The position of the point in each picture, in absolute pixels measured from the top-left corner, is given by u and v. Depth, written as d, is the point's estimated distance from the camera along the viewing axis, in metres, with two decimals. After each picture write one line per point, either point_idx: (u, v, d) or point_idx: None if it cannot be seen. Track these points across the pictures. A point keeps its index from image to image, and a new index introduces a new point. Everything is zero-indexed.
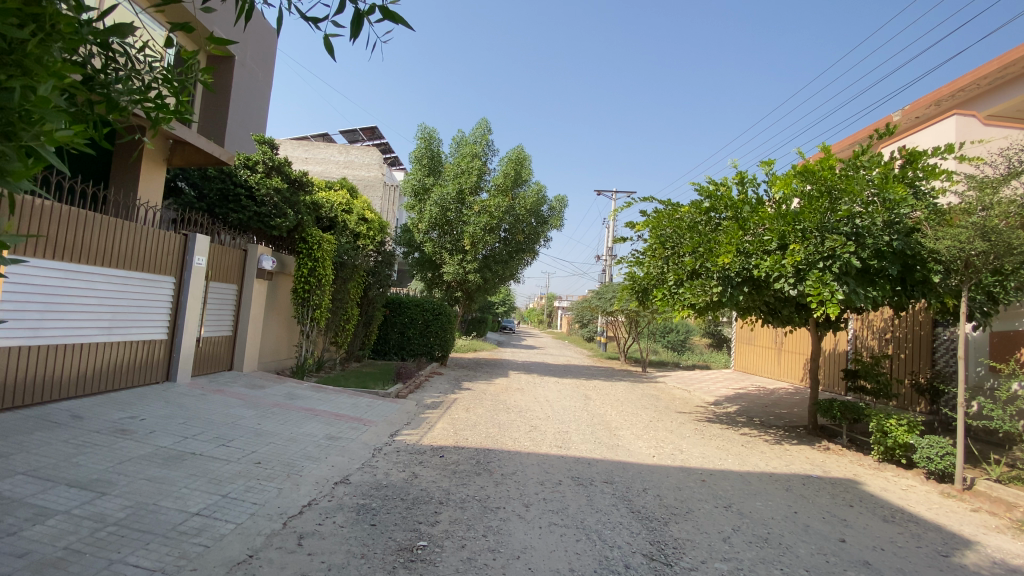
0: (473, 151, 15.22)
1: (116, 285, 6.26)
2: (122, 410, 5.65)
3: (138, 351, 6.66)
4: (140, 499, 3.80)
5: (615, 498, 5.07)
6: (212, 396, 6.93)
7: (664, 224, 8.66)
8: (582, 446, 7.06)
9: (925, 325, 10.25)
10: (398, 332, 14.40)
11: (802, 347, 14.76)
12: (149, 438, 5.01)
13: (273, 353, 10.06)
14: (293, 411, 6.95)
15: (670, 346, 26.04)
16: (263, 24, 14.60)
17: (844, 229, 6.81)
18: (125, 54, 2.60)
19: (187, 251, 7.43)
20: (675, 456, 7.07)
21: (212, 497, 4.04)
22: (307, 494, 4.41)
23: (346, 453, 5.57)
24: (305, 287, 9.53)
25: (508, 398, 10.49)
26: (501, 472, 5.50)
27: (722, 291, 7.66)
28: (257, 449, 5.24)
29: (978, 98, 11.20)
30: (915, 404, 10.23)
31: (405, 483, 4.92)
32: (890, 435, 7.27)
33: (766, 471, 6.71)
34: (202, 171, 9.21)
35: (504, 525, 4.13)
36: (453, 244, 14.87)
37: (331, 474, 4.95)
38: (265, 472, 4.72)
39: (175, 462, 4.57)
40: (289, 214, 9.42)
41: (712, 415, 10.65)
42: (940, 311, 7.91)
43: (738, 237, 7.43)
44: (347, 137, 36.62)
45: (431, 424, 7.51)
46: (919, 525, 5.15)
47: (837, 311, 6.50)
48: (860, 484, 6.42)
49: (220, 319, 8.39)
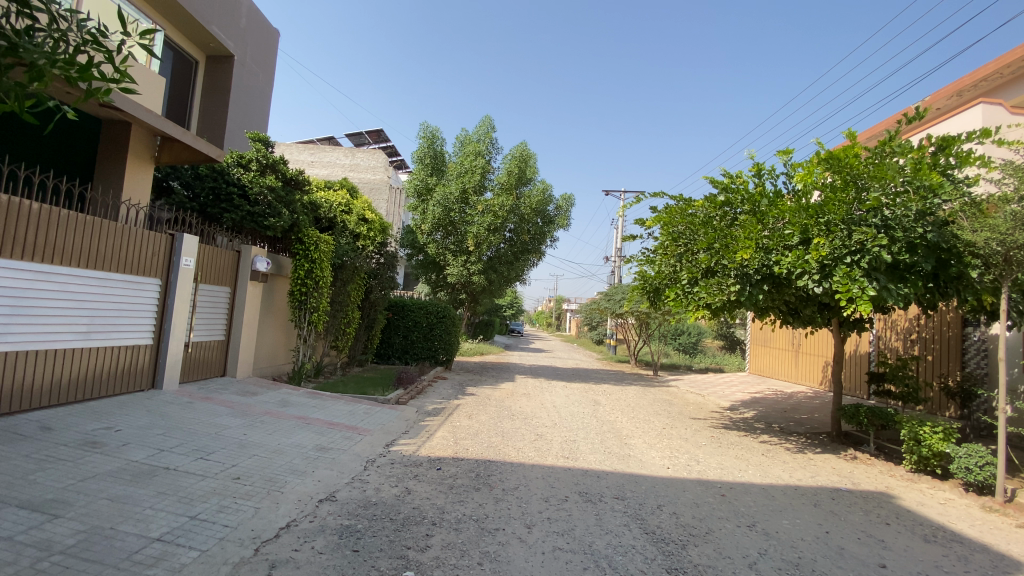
0: (476, 149, 14.83)
1: (95, 288, 5.92)
2: (97, 421, 5.30)
3: (120, 358, 6.31)
4: (96, 523, 3.42)
5: (628, 517, 4.60)
6: (198, 404, 6.56)
7: (675, 220, 8.18)
8: (592, 457, 6.59)
9: (954, 325, 9.69)
10: (402, 335, 14.02)
11: (821, 349, 14.17)
12: (121, 452, 4.65)
13: (269, 358, 9.72)
14: (284, 420, 6.57)
15: (681, 348, 25.55)
16: (263, 24, 14.35)
17: (872, 221, 6.38)
18: (47, 12, 2.24)
19: (175, 252, 7.09)
20: (691, 467, 6.60)
21: (178, 519, 3.65)
22: (286, 514, 4.00)
23: (335, 467, 5.18)
24: (302, 289, 9.19)
25: (514, 404, 10.05)
26: (503, 487, 5.07)
27: (739, 289, 7.23)
28: (238, 463, 4.85)
29: (1002, 87, 10.51)
30: (944, 409, 9.69)
31: (397, 500, 4.49)
32: (923, 443, 6.72)
33: (790, 483, 6.20)
34: (195, 169, 8.86)
35: (502, 551, 3.69)
36: (457, 245, 14.48)
37: (316, 490, 4.55)
38: (244, 489, 4.32)
39: (144, 478, 4.20)
40: (284, 214, 9.06)
41: (728, 421, 10.12)
42: (974, 308, 7.36)
43: (757, 231, 6.96)
44: (353, 142, 36.64)
45: (431, 433, 7.10)
46: (964, 546, 4.61)
47: (868, 308, 5.98)
48: (894, 498, 5.89)
49: (212, 323, 8.04)
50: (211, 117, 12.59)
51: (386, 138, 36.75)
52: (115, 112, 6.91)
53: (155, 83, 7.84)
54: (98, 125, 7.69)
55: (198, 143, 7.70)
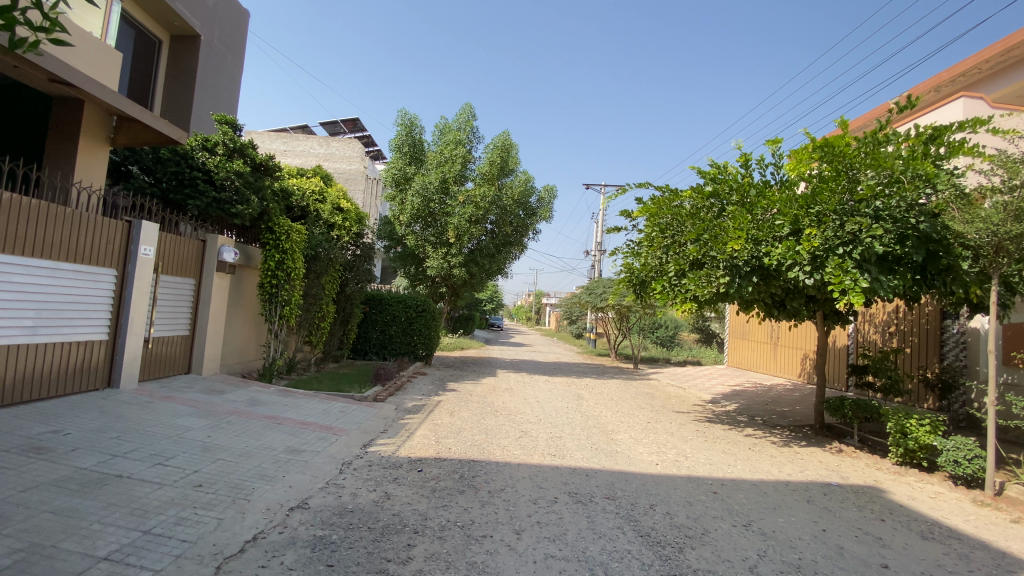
0: (456, 138, 14.42)
1: (42, 279, 5.42)
2: (43, 424, 4.82)
3: (72, 355, 5.82)
4: (35, 541, 3.03)
5: (621, 518, 4.38)
6: (158, 404, 6.11)
7: (662, 212, 7.97)
8: (579, 454, 6.36)
9: (932, 317, 9.78)
10: (379, 330, 13.59)
11: (799, 342, 14.30)
12: (69, 458, 4.21)
13: (238, 354, 9.24)
14: (252, 420, 6.15)
15: (659, 341, 25.72)
16: (233, 4, 13.68)
17: (866, 212, 6.22)
18: None
19: (132, 240, 6.57)
20: (681, 463, 6.42)
21: (129, 534, 3.27)
22: (253, 525, 3.65)
23: (308, 471, 4.83)
24: (273, 282, 8.72)
25: (496, 400, 9.77)
26: (488, 489, 4.79)
27: (728, 281, 7.06)
28: (200, 468, 4.45)
29: (982, 83, 10.64)
30: (923, 400, 9.81)
31: (375, 506, 4.17)
32: (911, 436, 6.68)
33: (781, 479, 6.07)
34: (156, 153, 8.26)
35: (491, 561, 3.42)
36: (437, 237, 14.09)
37: (287, 497, 4.20)
38: (206, 497, 3.94)
39: (92, 488, 3.78)
40: (252, 201, 8.54)
41: (712, 414, 10.05)
42: (959, 301, 7.35)
43: (746, 221, 6.77)
44: (328, 131, 35.69)
45: (411, 432, 6.78)
46: (963, 543, 4.52)
47: (861, 300, 5.86)
48: (884, 492, 5.81)
49: (175, 316, 7.55)
50: (176, 99, 11.95)
51: (362, 128, 35.94)
52: (65, 88, 6.35)
53: (111, 57, 7.25)
54: (49, 102, 7.10)
55: (156, 124, 7.10)
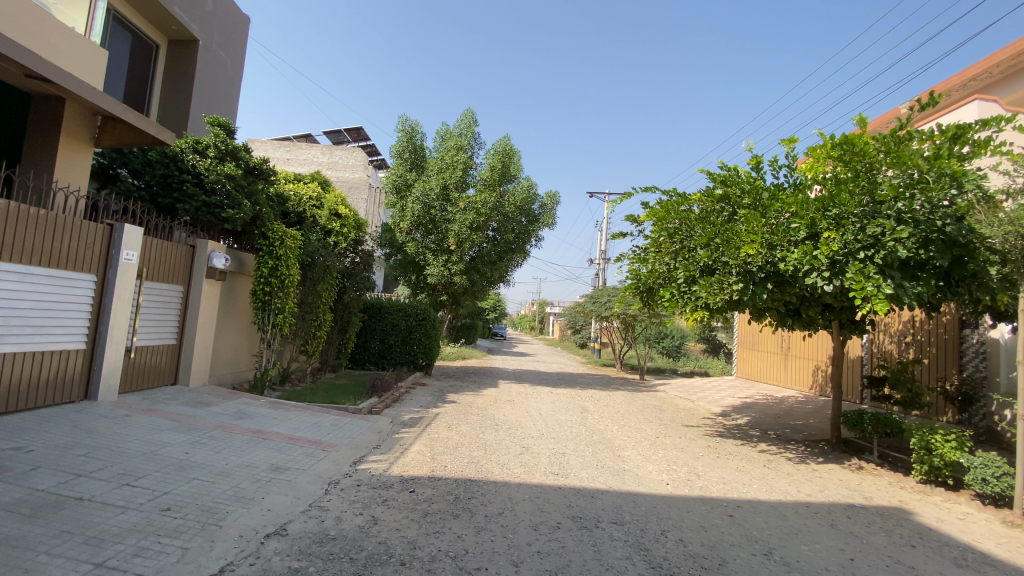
0: (458, 143, 14.14)
1: (12, 284, 5.11)
2: (6, 440, 4.50)
3: (44, 366, 5.50)
4: None
5: (629, 547, 3.99)
6: (136, 417, 5.76)
7: (670, 216, 7.64)
8: (584, 473, 5.96)
9: (951, 327, 9.36)
10: (378, 339, 13.23)
11: (811, 353, 13.84)
12: (26, 479, 3.87)
13: (229, 365, 8.90)
14: (237, 435, 5.79)
15: (665, 351, 25.25)
16: (234, 10, 13.61)
17: (889, 213, 5.84)
18: None
19: (113, 245, 6.27)
20: (693, 482, 6.00)
21: (78, 568, 2.91)
22: (221, 555, 3.29)
23: (290, 491, 4.47)
24: (265, 289, 8.42)
25: (496, 413, 9.37)
26: (485, 513, 4.41)
27: (742, 288, 6.66)
28: (172, 490, 4.10)
29: (994, 86, 10.33)
30: (944, 413, 9.35)
31: (360, 533, 3.81)
32: (936, 453, 6.24)
33: (800, 499, 5.66)
34: (145, 155, 7.99)
35: None
36: (437, 244, 13.82)
37: (264, 522, 3.83)
38: (173, 523, 3.58)
39: (46, 513, 3.43)
40: (244, 205, 8.23)
41: (722, 429, 9.61)
42: (984, 310, 6.94)
43: (760, 225, 6.41)
44: (333, 140, 35.61)
45: (404, 447, 6.40)
46: (1002, 572, 4.11)
47: (885, 307, 5.48)
48: (912, 515, 5.39)
49: (161, 325, 7.24)
50: (174, 104, 11.79)
51: (366, 138, 35.84)
52: (46, 85, 6.08)
53: (93, 55, 7.00)
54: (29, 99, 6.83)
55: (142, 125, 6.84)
